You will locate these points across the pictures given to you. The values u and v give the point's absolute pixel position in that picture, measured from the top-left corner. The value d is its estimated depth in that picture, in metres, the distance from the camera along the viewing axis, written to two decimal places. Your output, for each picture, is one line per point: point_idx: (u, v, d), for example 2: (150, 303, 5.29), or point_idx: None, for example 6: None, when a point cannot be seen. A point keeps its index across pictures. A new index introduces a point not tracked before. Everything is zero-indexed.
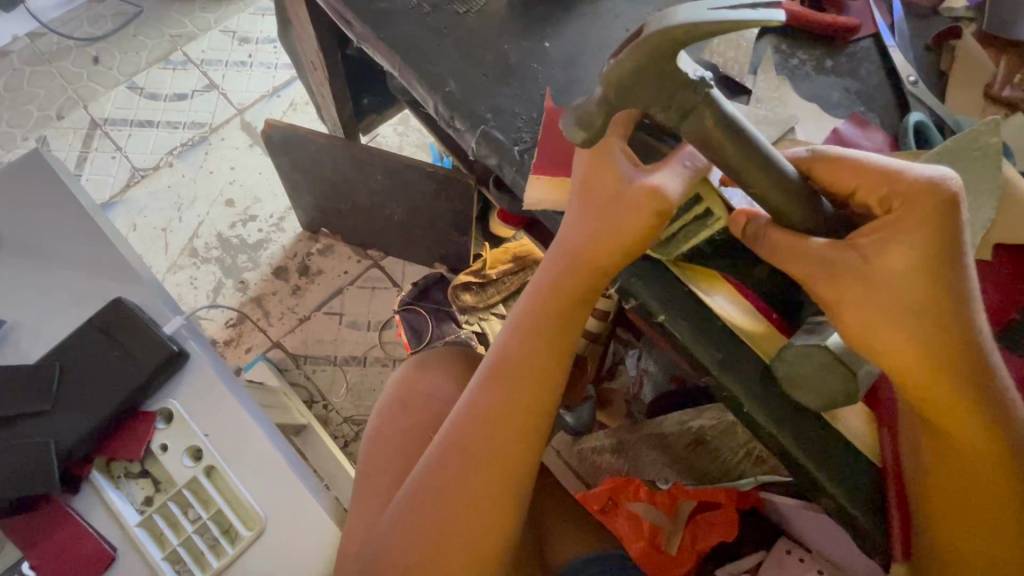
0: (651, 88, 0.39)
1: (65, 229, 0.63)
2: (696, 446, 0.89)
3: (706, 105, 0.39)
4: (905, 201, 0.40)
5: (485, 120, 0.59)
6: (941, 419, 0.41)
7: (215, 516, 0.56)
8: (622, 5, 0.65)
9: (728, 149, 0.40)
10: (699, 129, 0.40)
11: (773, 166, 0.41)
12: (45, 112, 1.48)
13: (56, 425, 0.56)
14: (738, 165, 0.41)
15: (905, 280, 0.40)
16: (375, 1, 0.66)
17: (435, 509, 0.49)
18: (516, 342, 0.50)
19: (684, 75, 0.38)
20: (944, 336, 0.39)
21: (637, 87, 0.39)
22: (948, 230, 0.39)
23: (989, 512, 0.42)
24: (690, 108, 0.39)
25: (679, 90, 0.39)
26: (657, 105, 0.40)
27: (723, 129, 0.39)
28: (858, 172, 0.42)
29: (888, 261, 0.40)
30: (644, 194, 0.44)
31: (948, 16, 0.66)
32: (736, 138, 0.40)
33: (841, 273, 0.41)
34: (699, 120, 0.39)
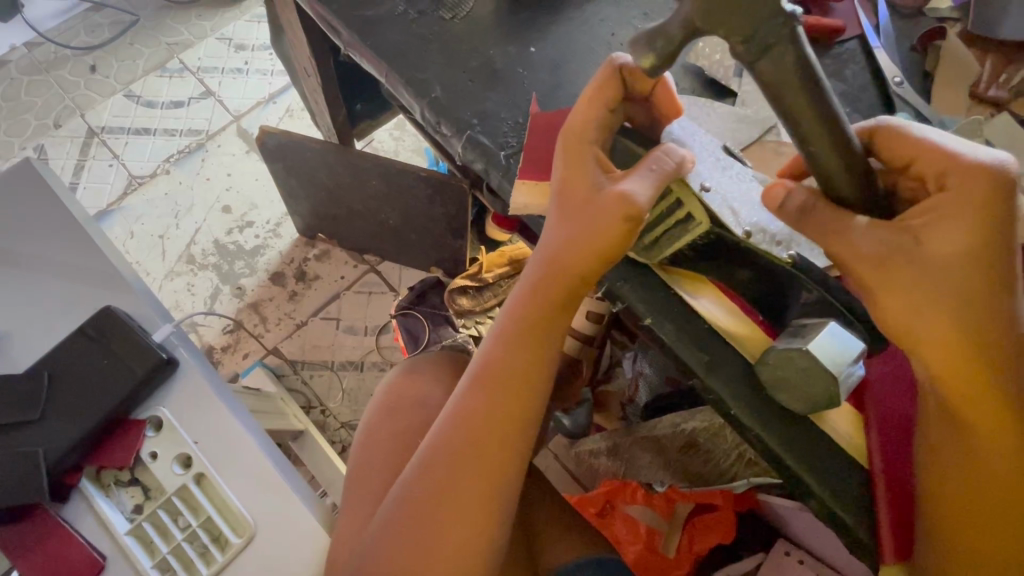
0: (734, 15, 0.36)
1: (56, 239, 0.63)
2: (689, 450, 0.87)
3: (790, 40, 0.36)
4: (962, 183, 0.40)
5: (471, 125, 0.60)
6: (971, 415, 0.41)
7: (205, 523, 0.56)
8: (608, 10, 0.65)
9: (793, 95, 0.38)
10: (775, 69, 0.37)
11: (836, 124, 0.40)
12: (42, 120, 1.48)
13: (45, 435, 0.56)
14: (804, 115, 0.39)
15: (948, 267, 0.40)
16: (362, 8, 0.66)
17: (420, 519, 0.50)
18: (500, 348, 0.50)
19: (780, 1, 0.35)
20: (983, 322, 0.40)
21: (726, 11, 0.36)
22: (1002, 216, 0.39)
23: (999, 516, 0.42)
24: (774, 43, 0.37)
25: (767, 20, 0.36)
26: (736, 34, 0.37)
27: (798, 72, 0.37)
28: (921, 149, 0.42)
29: (937, 245, 0.40)
30: (613, 199, 0.45)
31: (933, 16, 0.66)
32: (806, 86, 0.38)
33: (888, 254, 0.41)
34: (773, 60, 0.37)
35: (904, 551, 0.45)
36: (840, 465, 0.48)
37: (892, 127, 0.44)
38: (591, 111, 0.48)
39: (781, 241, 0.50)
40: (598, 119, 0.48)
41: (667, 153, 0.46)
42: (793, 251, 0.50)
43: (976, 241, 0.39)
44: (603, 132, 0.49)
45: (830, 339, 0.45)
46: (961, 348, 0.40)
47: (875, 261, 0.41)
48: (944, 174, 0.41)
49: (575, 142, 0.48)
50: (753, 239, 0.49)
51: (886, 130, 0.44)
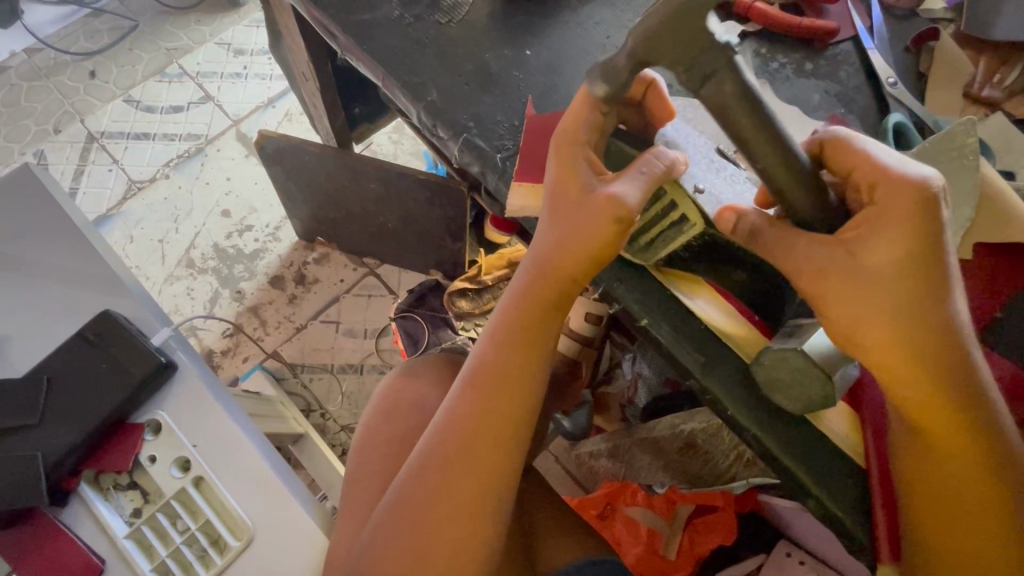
0: (675, 47, 0.39)
1: (54, 243, 0.64)
2: (688, 450, 0.89)
3: (728, 71, 0.39)
4: (895, 198, 0.40)
5: (466, 128, 0.60)
6: (920, 422, 0.42)
7: (204, 527, 0.56)
8: (603, 13, 0.66)
9: (741, 118, 0.40)
10: (719, 96, 0.39)
11: (784, 144, 0.41)
12: (42, 126, 1.49)
13: (44, 439, 0.56)
14: (748, 136, 0.40)
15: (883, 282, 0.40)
16: (359, 13, 0.66)
17: (412, 520, 0.50)
18: (493, 349, 0.51)
19: (712, 36, 0.38)
20: (921, 334, 0.40)
21: (662, 45, 0.39)
22: (933, 225, 0.39)
23: (964, 519, 0.42)
24: (712, 72, 0.39)
25: (702, 53, 0.38)
26: (678, 64, 0.39)
27: (740, 96, 0.39)
28: (860, 161, 0.42)
29: (874, 259, 0.40)
30: (602, 201, 0.45)
31: (927, 17, 0.66)
32: (751, 110, 0.39)
33: (826, 271, 0.41)
34: (717, 85, 0.39)
35: (898, 550, 0.45)
36: (835, 464, 0.48)
37: (837, 140, 0.43)
38: (583, 112, 0.48)
39: None
40: (590, 121, 0.48)
41: (657, 155, 0.46)
42: None
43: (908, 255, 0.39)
44: (595, 134, 0.49)
45: (824, 340, 0.45)
46: (898, 361, 0.40)
47: (814, 278, 0.42)
48: (879, 187, 0.40)
49: (568, 143, 0.48)
50: None
51: (830, 141, 0.43)
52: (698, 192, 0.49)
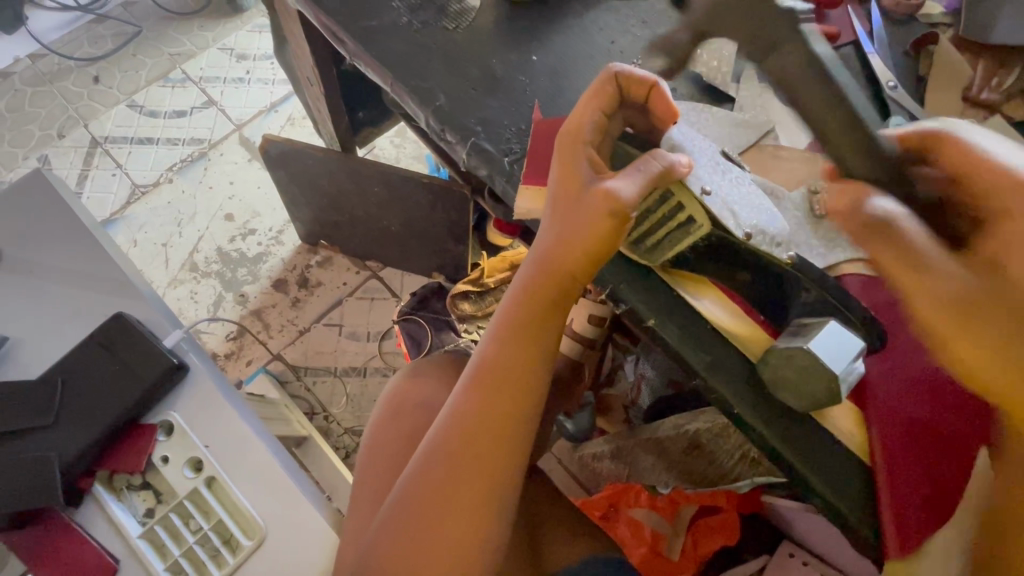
0: (741, 20, 0.43)
1: (65, 247, 0.64)
2: (692, 450, 0.86)
3: (796, 42, 0.41)
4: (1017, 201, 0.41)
5: (474, 132, 0.61)
6: None
7: (216, 526, 0.57)
8: (607, 19, 0.67)
9: (809, 92, 0.42)
10: (782, 67, 0.42)
11: (862, 121, 0.43)
12: (46, 131, 1.50)
13: (58, 439, 0.57)
14: (817, 113, 0.43)
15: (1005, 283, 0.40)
16: (367, 19, 0.67)
17: (417, 518, 0.50)
18: (497, 346, 0.51)
19: (777, 4, 0.41)
20: None
21: (732, 16, 0.43)
22: None
23: None
24: (779, 43, 0.42)
25: (770, 21, 0.41)
26: (747, 36, 0.43)
27: (807, 67, 0.41)
28: (964, 159, 0.44)
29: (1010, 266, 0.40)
30: (600, 195, 0.46)
31: (925, 22, 0.68)
32: (821, 82, 0.42)
33: (967, 284, 0.41)
34: (782, 59, 0.42)
35: (905, 544, 0.45)
36: (839, 459, 0.49)
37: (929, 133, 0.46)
38: (585, 113, 0.50)
39: (782, 242, 0.51)
40: (592, 121, 0.50)
41: (655, 156, 0.47)
42: (792, 252, 0.51)
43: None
44: (597, 134, 0.50)
45: (830, 339, 0.45)
46: None
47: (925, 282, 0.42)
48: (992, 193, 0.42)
49: (570, 143, 0.49)
50: (753, 240, 0.50)
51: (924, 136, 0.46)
52: (706, 195, 0.50)
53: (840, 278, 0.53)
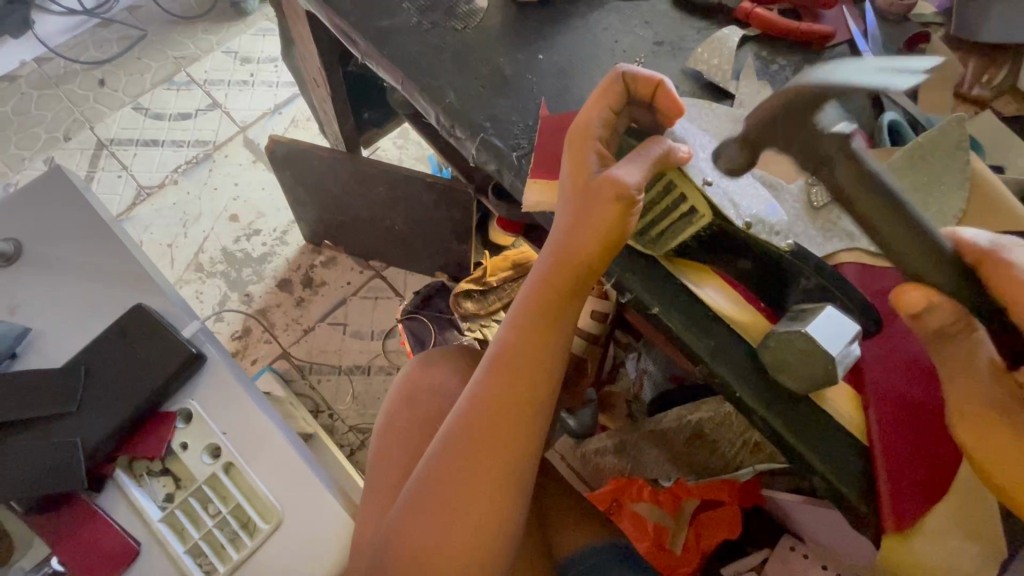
0: (789, 133, 0.43)
1: (84, 241, 0.66)
2: (695, 441, 0.90)
3: (847, 157, 0.41)
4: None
5: (483, 128, 0.63)
6: None
7: (234, 510, 0.59)
8: (610, 20, 0.69)
9: (863, 202, 0.42)
10: (841, 179, 0.42)
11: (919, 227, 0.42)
12: (53, 134, 1.52)
13: (82, 426, 0.59)
14: (880, 222, 0.42)
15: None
16: (378, 20, 0.69)
17: (437, 499, 0.52)
18: (512, 335, 0.53)
19: (826, 125, 0.42)
20: None
21: (779, 128, 0.43)
22: None
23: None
24: (828, 159, 0.42)
25: (818, 142, 0.42)
26: (794, 149, 0.43)
27: (861, 184, 0.42)
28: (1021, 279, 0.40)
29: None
30: (609, 184, 0.48)
31: (918, 22, 0.69)
32: (880, 196, 0.42)
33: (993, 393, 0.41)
34: (834, 170, 0.42)
35: (901, 522, 0.47)
36: (839, 439, 0.51)
37: (982, 245, 0.42)
38: (592, 112, 0.51)
39: (781, 230, 0.53)
40: (600, 119, 0.52)
41: (656, 142, 0.50)
42: (791, 240, 0.53)
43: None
44: (606, 130, 0.52)
45: (828, 323, 0.47)
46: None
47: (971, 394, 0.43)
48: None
49: (579, 141, 0.51)
50: (753, 229, 0.52)
51: (984, 248, 0.41)
52: (707, 186, 0.52)
53: (837, 266, 0.55)
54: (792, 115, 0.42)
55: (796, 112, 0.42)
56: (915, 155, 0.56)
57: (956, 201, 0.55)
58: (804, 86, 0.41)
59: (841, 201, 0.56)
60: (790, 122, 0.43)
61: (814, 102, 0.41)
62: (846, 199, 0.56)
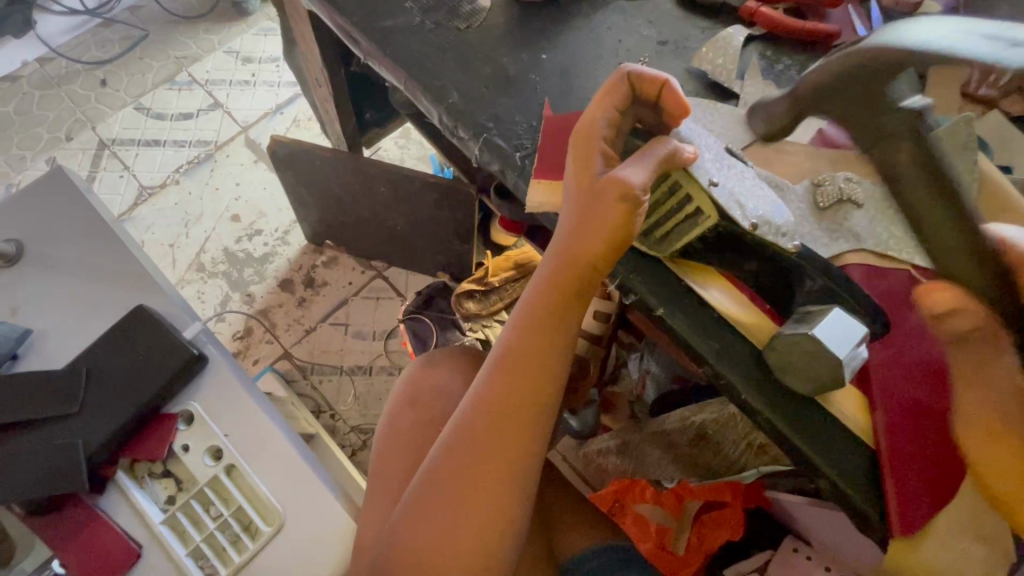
0: (851, 97, 0.47)
1: (85, 242, 0.66)
2: (698, 442, 0.89)
3: (905, 134, 0.43)
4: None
5: (486, 129, 0.62)
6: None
7: (236, 512, 0.59)
8: (614, 19, 0.69)
9: (916, 191, 0.43)
10: (886, 159, 0.44)
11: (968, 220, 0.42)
12: (55, 134, 1.52)
13: (83, 427, 0.59)
14: (920, 207, 0.43)
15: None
16: (380, 20, 0.69)
17: (440, 502, 0.52)
18: (516, 336, 0.53)
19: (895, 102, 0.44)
20: None
21: (839, 93, 0.48)
22: None
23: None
24: (889, 134, 0.44)
25: (886, 118, 0.44)
26: (860, 124, 0.46)
27: (916, 166, 0.43)
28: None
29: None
30: (615, 185, 0.47)
31: (924, 20, 0.69)
32: (927, 181, 0.42)
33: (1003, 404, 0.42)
34: (895, 147, 0.43)
35: (909, 525, 0.46)
36: (844, 442, 0.50)
37: (1020, 246, 0.40)
38: (597, 112, 0.51)
39: (788, 232, 0.52)
40: (605, 119, 0.51)
41: (661, 142, 0.50)
42: (797, 242, 0.52)
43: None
44: (611, 130, 0.51)
45: (836, 324, 0.47)
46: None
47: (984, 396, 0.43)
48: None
49: (584, 141, 0.51)
50: (759, 230, 0.52)
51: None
52: (712, 187, 0.52)
53: (843, 267, 0.54)
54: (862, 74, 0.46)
55: (873, 74, 0.45)
56: None
57: None
58: (872, 54, 0.45)
59: (847, 202, 0.55)
60: (859, 85, 0.46)
61: (896, 68, 0.44)
62: (852, 200, 0.55)
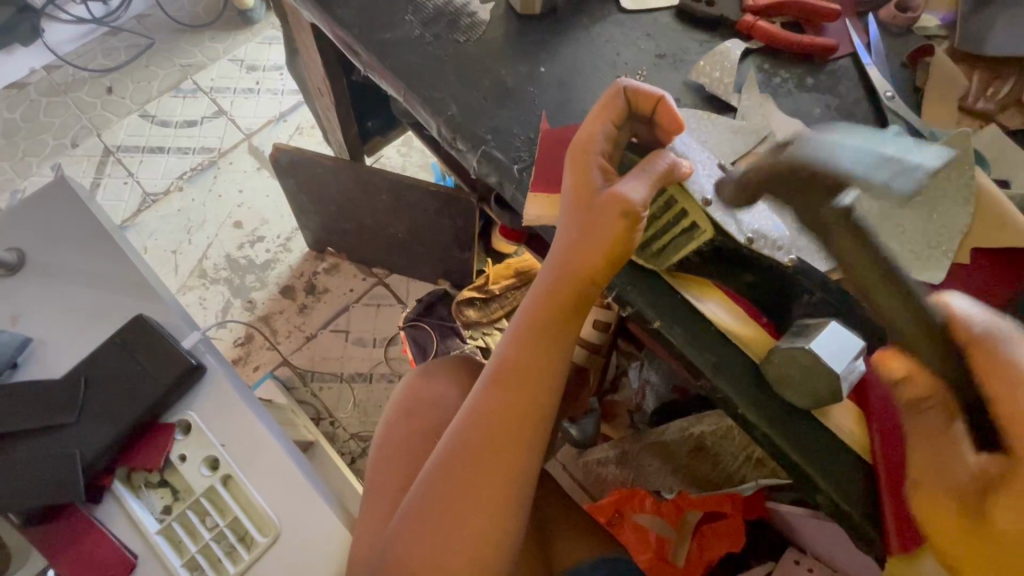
0: (791, 193, 0.50)
1: (85, 251, 0.66)
2: (696, 453, 0.90)
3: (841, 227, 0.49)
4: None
5: (484, 141, 0.63)
6: None
7: (231, 523, 0.59)
8: (612, 31, 0.69)
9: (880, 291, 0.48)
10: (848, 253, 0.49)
11: (910, 296, 0.46)
12: (60, 140, 1.53)
13: (81, 436, 0.59)
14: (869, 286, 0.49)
15: (1006, 518, 0.37)
16: (381, 32, 0.70)
17: (435, 516, 0.52)
18: (515, 349, 0.53)
19: (828, 199, 0.49)
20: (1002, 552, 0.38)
21: (780, 188, 0.50)
22: None
23: None
24: (829, 225, 0.49)
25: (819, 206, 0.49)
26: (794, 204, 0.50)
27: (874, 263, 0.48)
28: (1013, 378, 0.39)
29: (1001, 507, 0.37)
30: (613, 200, 0.48)
31: (922, 35, 0.69)
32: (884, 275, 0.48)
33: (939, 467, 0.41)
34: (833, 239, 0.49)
35: (908, 542, 0.46)
36: (842, 458, 0.50)
37: (971, 318, 0.42)
38: (595, 126, 0.51)
39: (784, 246, 0.53)
40: (603, 133, 0.51)
41: (659, 156, 0.50)
42: (794, 255, 0.53)
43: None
44: (609, 145, 0.52)
45: (831, 339, 0.47)
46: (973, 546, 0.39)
47: (938, 483, 0.41)
48: None
49: (582, 156, 0.51)
50: (756, 244, 0.52)
51: (976, 332, 0.41)
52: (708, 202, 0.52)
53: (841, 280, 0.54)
54: (789, 178, 0.50)
55: (801, 180, 0.49)
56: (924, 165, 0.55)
57: (960, 218, 0.55)
58: (793, 164, 0.50)
59: None
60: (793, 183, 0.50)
61: (814, 184, 0.49)
62: None
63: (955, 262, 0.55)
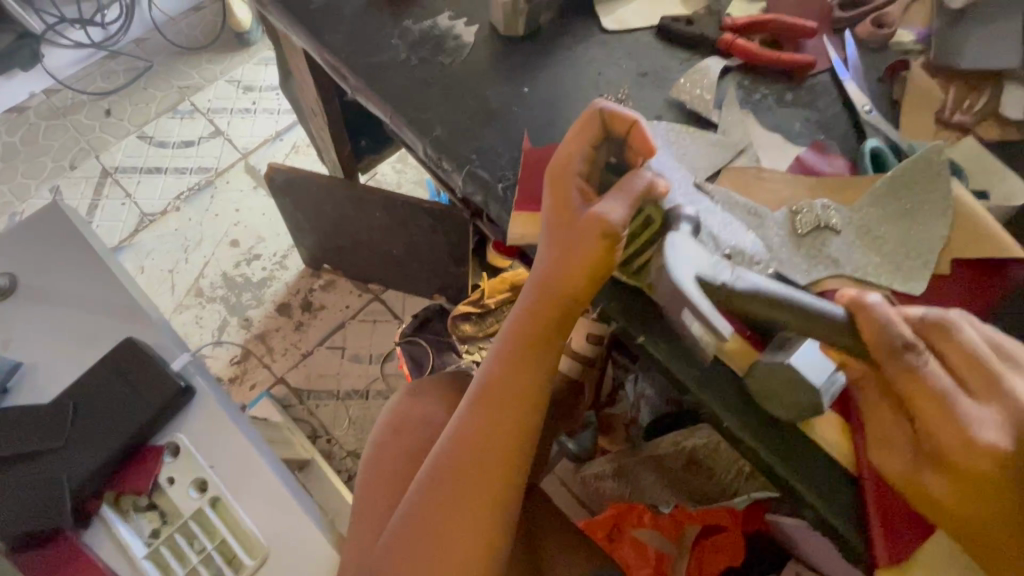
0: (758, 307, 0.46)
1: (78, 275, 0.67)
2: (691, 467, 0.88)
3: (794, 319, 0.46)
4: (947, 438, 0.42)
5: (470, 160, 0.64)
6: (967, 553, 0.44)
7: (219, 546, 0.59)
8: (595, 52, 0.71)
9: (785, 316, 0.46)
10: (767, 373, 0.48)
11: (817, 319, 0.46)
12: (59, 162, 1.55)
13: (67, 461, 0.59)
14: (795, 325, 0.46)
15: (939, 488, 0.43)
16: (370, 56, 0.71)
17: (420, 538, 0.51)
18: (499, 366, 0.53)
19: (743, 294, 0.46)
20: (943, 509, 0.43)
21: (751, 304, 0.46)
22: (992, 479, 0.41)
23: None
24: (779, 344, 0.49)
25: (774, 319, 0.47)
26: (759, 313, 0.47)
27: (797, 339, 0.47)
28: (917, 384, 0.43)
29: (932, 475, 0.43)
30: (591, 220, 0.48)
31: (898, 49, 0.70)
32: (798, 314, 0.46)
33: (881, 438, 0.47)
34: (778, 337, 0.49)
35: (895, 552, 0.46)
36: (828, 471, 0.50)
37: (871, 315, 0.44)
38: (573, 148, 0.52)
39: (760, 260, 0.54)
40: (581, 154, 0.52)
41: (637, 176, 0.49)
42: (772, 269, 0.54)
43: (960, 478, 0.42)
44: (586, 165, 0.53)
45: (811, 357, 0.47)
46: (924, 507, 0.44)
47: (886, 448, 0.47)
48: (939, 422, 0.42)
49: (560, 176, 0.52)
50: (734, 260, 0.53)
51: (877, 337, 0.44)
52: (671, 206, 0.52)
53: (823, 292, 0.54)
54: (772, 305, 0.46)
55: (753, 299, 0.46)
56: (899, 182, 0.57)
57: (938, 229, 0.55)
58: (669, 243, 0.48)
59: (825, 228, 0.56)
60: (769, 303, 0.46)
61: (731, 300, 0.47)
62: (829, 226, 0.56)
63: (936, 272, 0.55)
